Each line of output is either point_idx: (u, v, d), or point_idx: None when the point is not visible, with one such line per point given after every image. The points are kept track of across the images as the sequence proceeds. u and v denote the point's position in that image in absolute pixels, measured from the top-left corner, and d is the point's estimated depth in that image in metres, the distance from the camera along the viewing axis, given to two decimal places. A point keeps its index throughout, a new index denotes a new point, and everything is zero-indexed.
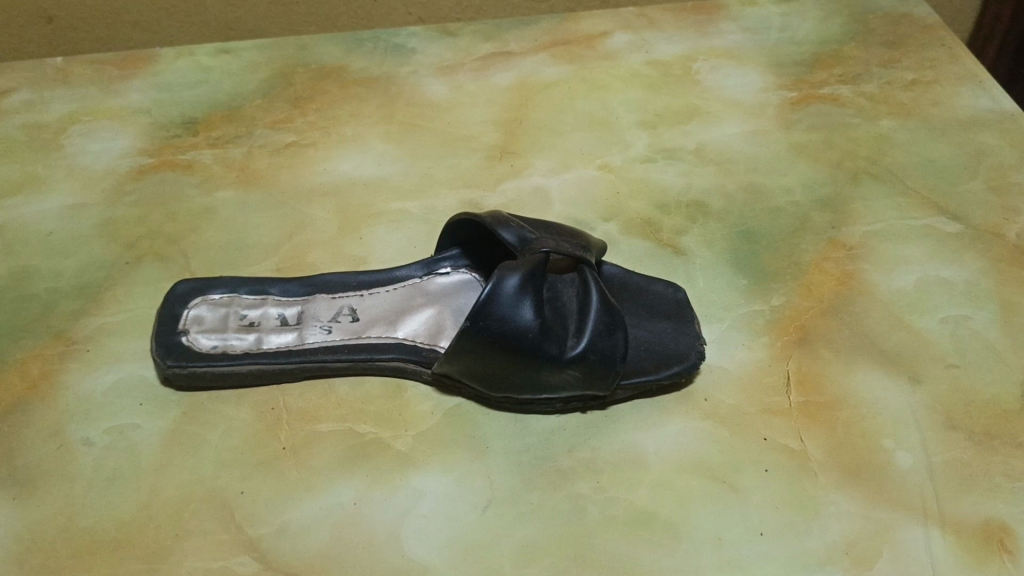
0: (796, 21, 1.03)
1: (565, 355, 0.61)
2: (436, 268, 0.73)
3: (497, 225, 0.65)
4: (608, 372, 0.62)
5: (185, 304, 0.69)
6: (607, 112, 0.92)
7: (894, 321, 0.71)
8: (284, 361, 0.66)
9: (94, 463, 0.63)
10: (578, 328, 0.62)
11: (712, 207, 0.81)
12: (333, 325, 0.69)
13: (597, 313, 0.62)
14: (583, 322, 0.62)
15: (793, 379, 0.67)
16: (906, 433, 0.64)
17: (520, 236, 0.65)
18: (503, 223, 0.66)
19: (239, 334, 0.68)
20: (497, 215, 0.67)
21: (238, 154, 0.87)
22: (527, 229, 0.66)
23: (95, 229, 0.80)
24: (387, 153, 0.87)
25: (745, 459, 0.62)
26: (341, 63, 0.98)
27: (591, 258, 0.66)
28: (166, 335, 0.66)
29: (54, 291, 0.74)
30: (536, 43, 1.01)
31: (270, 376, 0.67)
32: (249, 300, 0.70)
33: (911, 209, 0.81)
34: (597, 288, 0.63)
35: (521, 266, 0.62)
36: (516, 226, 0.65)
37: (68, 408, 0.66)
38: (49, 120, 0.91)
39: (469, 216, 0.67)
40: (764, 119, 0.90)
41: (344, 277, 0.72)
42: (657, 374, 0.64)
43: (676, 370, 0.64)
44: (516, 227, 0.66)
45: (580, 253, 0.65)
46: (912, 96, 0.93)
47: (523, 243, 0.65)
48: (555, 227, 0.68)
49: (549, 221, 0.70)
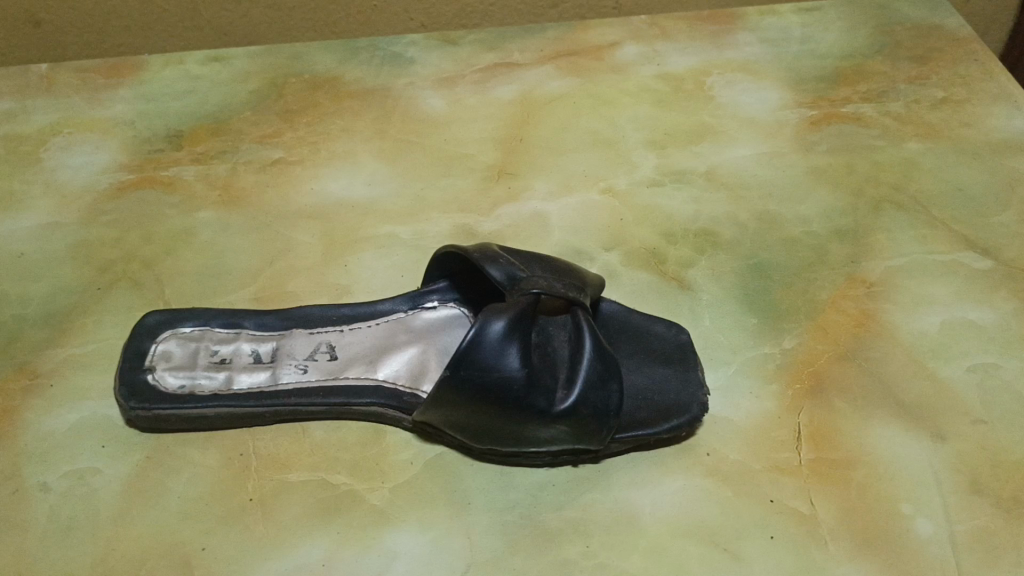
0: (818, 33, 0.98)
1: (553, 409, 0.56)
2: (422, 302, 0.68)
3: (485, 261, 0.60)
4: (601, 427, 0.57)
5: (153, 338, 0.64)
6: (613, 130, 0.87)
7: (916, 368, 0.66)
8: (254, 404, 0.61)
9: (50, 511, 0.59)
10: (569, 378, 0.57)
11: (723, 237, 0.76)
12: (309, 364, 0.64)
13: (590, 362, 0.57)
14: (574, 371, 0.57)
15: (805, 434, 0.62)
16: (927, 497, 0.58)
17: (509, 274, 0.60)
18: (491, 259, 0.61)
19: (209, 372, 0.63)
20: (485, 250, 0.62)
21: (223, 171, 0.83)
22: (517, 266, 0.61)
23: (69, 250, 0.76)
24: (379, 173, 0.82)
25: (749, 524, 0.57)
26: (336, 73, 0.94)
27: (586, 299, 0.60)
28: (130, 373, 0.62)
29: (21, 318, 0.70)
30: (541, 54, 0.95)
31: (239, 420, 0.62)
32: (221, 334, 0.65)
33: (936, 242, 0.75)
34: (592, 333, 0.58)
35: (508, 309, 0.57)
36: (505, 262, 0.60)
37: (26, 448, 0.62)
38: (30, 131, 0.87)
39: (456, 250, 0.62)
40: (781, 139, 0.85)
41: (324, 311, 0.67)
42: (655, 428, 0.59)
43: (676, 424, 0.59)
44: (505, 263, 0.61)
45: (574, 294, 0.60)
46: (941, 117, 0.87)
47: (512, 281, 0.60)
48: (549, 262, 0.62)
49: (543, 255, 0.65)
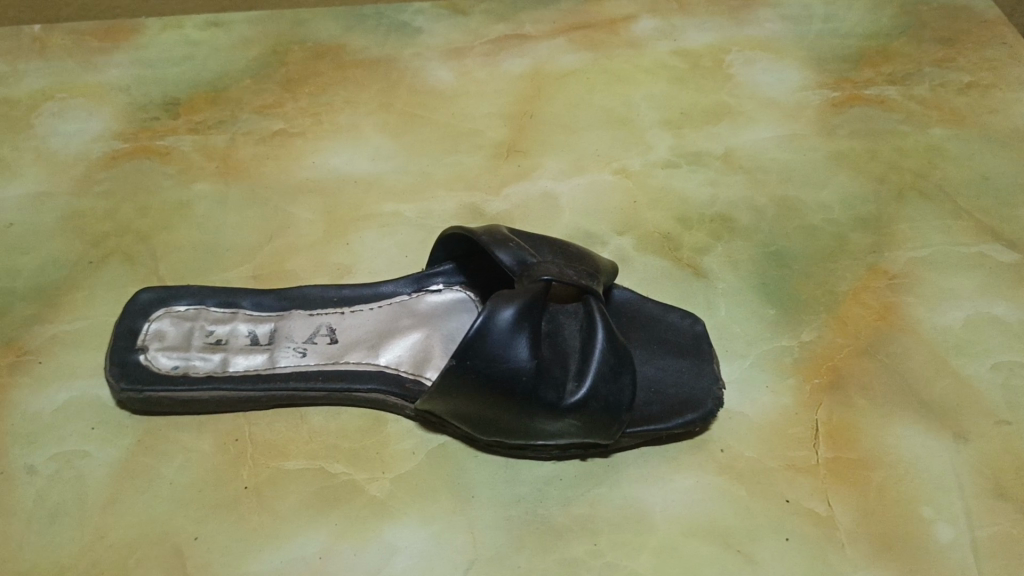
0: (841, 11, 0.94)
1: (563, 403, 0.53)
2: (427, 285, 0.65)
3: (494, 245, 0.57)
4: (612, 421, 0.54)
5: (146, 316, 0.61)
6: (627, 108, 0.83)
7: (939, 365, 0.63)
8: (250, 388, 0.59)
9: (36, 495, 0.57)
10: (580, 370, 0.54)
11: (740, 222, 0.73)
12: (308, 346, 0.61)
13: (602, 353, 0.55)
14: (586, 362, 0.54)
15: (822, 431, 0.60)
16: (948, 501, 0.56)
17: (518, 259, 0.57)
18: (500, 242, 0.58)
19: (204, 353, 0.60)
20: (494, 232, 0.59)
21: (221, 141, 0.79)
22: (528, 251, 0.58)
23: (59, 221, 0.73)
24: (384, 147, 0.79)
25: (763, 525, 0.55)
26: (340, 42, 0.90)
27: (599, 287, 0.58)
28: (121, 353, 0.59)
29: (10, 292, 0.68)
30: (553, 26, 0.92)
31: (233, 404, 0.59)
32: (217, 313, 0.63)
33: (961, 233, 0.72)
34: (604, 323, 0.55)
35: (518, 296, 0.54)
36: (514, 247, 0.57)
37: (13, 429, 0.60)
38: (21, 95, 0.84)
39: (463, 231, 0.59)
40: (801, 121, 0.82)
41: (324, 291, 0.64)
42: (667, 423, 0.57)
43: (689, 419, 0.57)
44: (515, 248, 0.58)
45: (587, 281, 0.57)
46: (968, 102, 0.84)
47: (522, 266, 0.57)
48: (561, 248, 0.59)
49: (554, 238, 0.62)
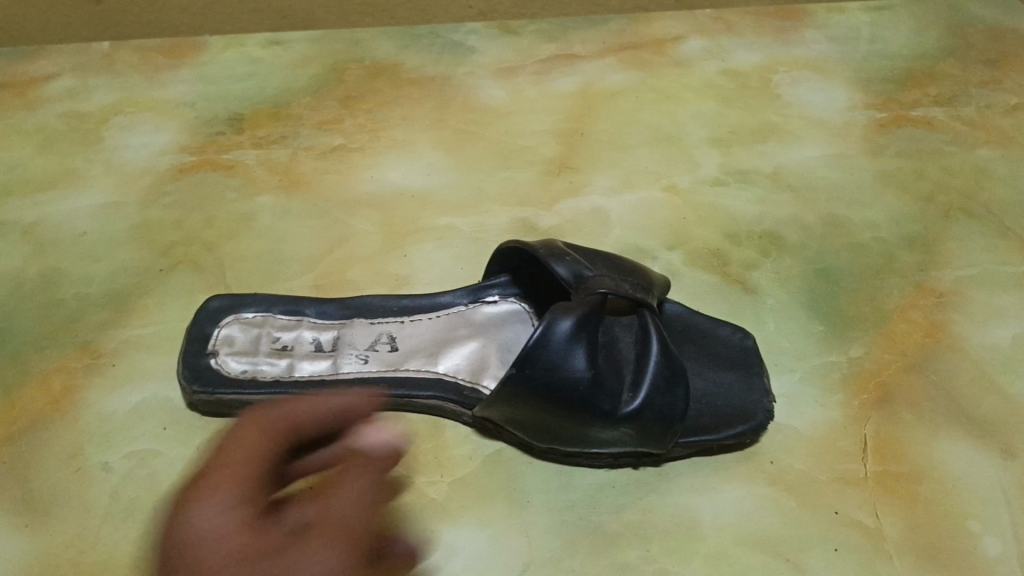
0: (886, 33, 0.96)
1: (618, 412, 0.55)
2: (483, 296, 0.68)
3: (551, 258, 0.60)
4: (666, 431, 0.56)
5: (216, 322, 0.64)
6: (675, 126, 0.85)
7: (986, 383, 0.64)
8: (314, 393, 0.61)
9: (111, 491, 0.59)
10: (635, 381, 0.56)
11: (787, 239, 0.75)
12: (370, 353, 0.64)
13: (656, 364, 0.56)
14: (640, 373, 0.56)
15: (870, 445, 0.61)
16: (995, 515, 0.57)
17: (574, 272, 0.59)
18: (557, 256, 0.60)
19: (271, 359, 0.63)
20: (551, 246, 0.61)
21: (283, 156, 0.82)
22: (583, 264, 0.60)
23: (130, 231, 0.76)
24: (439, 162, 0.82)
25: (812, 535, 0.56)
26: (396, 61, 0.93)
27: (653, 301, 0.59)
28: (193, 357, 0.62)
29: (83, 298, 0.71)
30: (603, 46, 0.94)
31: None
32: (283, 321, 0.66)
33: (1008, 253, 0.73)
34: (659, 336, 0.57)
35: (574, 308, 0.56)
36: (571, 260, 0.60)
37: (89, 427, 0.63)
38: (91, 109, 0.88)
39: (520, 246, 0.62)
40: (848, 141, 0.83)
41: (385, 301, 0.67)
42: (719, 434, 0.58)
43: (740, 431, 0.58)
44: (571, 262, 0.60)
45: (641, 295, 0.59)
46: (1014, 124, 0.85)
47: (578, 279, 0.59)
48: (614, 262, 0.62)
49: (608, 254, 0.64)
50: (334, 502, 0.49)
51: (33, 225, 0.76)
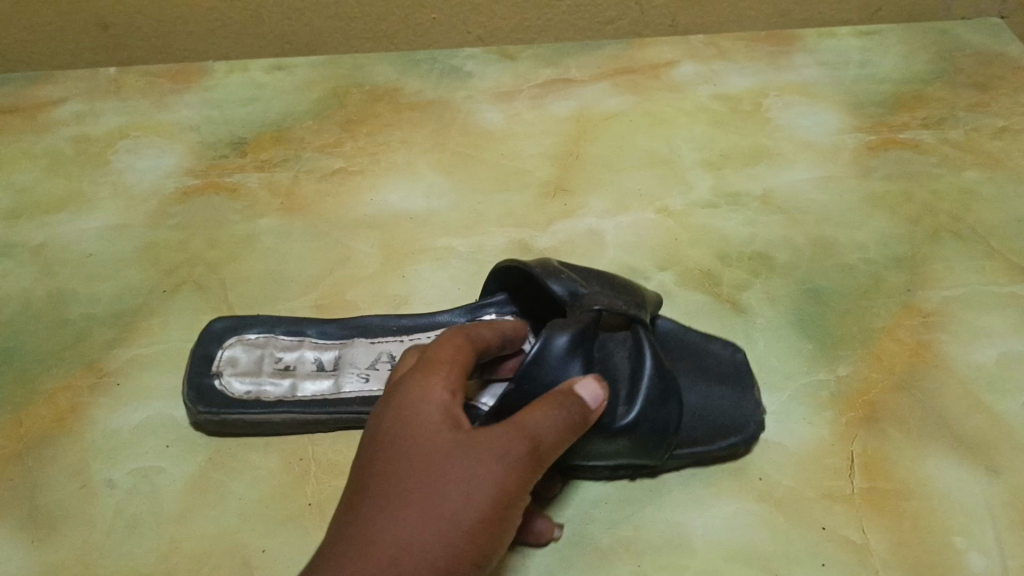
0: (876, 58, 0.98)
1: (615, 425, 0.56)
2: (480, 314, 0.68)
3: (547, 276, 0.60)
4: (659, 444, 0.57)
5: (220, 343, 0.66)
6: (669, 149, 0.87)
7: (971, 401, 0.66)
8: (317, 411, 0.62)
9: (116, 507, 0.61)
10: (629, 396, 0.57)
11: (778, 260, 0.76)
12: (370, 372, 0.66)
13: (650, 379, 0.57)
14: (635, 389, 0.57)
15: (857, 462, 0.62)
16: (980, 531, 0.58)
17: (570, 290, 0.60)
18: (552, 274, 0.60)
19: (274, 379, 0.65)
20: (546, 265, 0.62)
21: (285, 179, 0.84)
22: (578, 282, 0.61)
23: (135, 252, 0.78)
24: (437, 185, 0.84)
25: (800, 551, 0.57)
26: (397, 85, 0.95)
27: (645, 317, 0.61)
28: (197, 377, 0.64)
29: (89, 317, 0.72)
30: (598, 71, 0.96)
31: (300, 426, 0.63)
32: (285, 341, 0.67)
33: (994, 274, 0.75)
34: (651, 352, 0.58)
35: (570, 325, 0.57)
36: (566, 278, 0.60)
37: (93, 444, 0.64)
38: (98, 133, 0.90)
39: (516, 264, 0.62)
40: (838, 164, 0.85)
41: (384, 320, 0.68)
42: (711, 446, 0.60)
43: (732, 442, 0.60)
44: (566, 279, 0.61)
45: (634, 312, 0.60)
46: (1001, 146, 0.87)
47: (574, 297, 0.60)
48: (608, 279, 0.63)
49: (601, 271, 0.65)
50: (528, 422, 0.46)
51: (40, 246, 0.78)
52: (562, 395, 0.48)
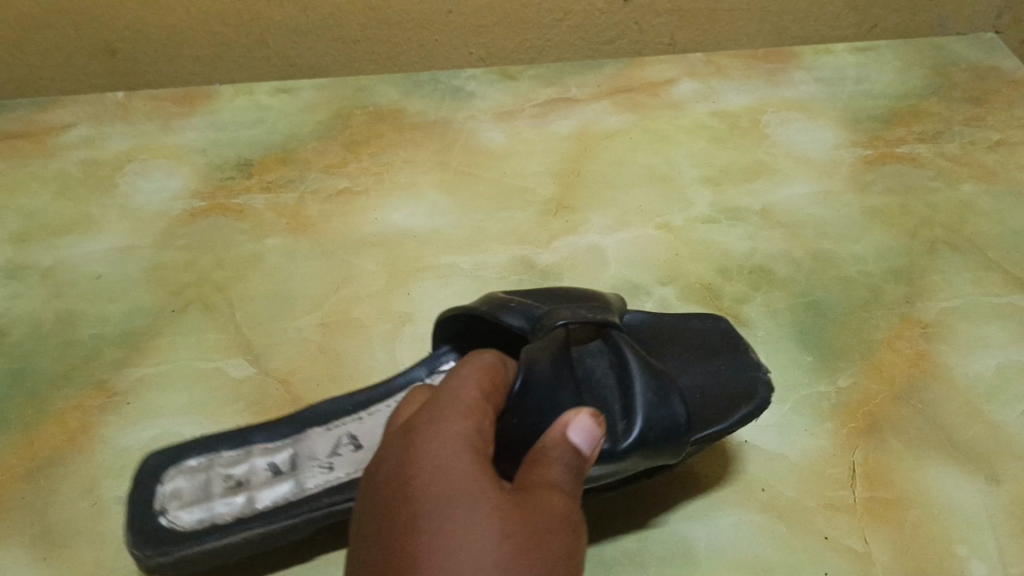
0: (872, 74, 0.99)
1: (620, 443, 0.53)
2: (439, 367, 0.65)
3: (497, 312, 0.60)
4: (674, 443, 0.54)
5: (156, 480, 0.59)
6: (669, 166, 0.88)
7: (970, 411, 0.66)
8: (284, 519, 0.56)
9: (126, 524, 0.61)
10: (625, 408, 0.54)
11: (777, 274, 0.77)
12: (333, 460, 0.60)
13: (642, 383, 0.55)
14: (629, 397, 0.55)
15: (859, 473, 0.63)
16: (981, 539, 0.59)
17: (527, 317, 0.59)
18: (502, 308, 0.60)
19: (226, 499, 0.58)
20: (493, 300, 0.61)
21: (291, 200, 0.86)
22: (531, 305, 0.60)
23: (143, 273, 0.79)
24: (440, 204, 0.85)
25: (803, 561, 0.58)
26: (399, 106, 0.97)
27: (612, 317, 0.60)
28: (138, 522, 0.56)
29: (99, 337, 0.73)
30: (598, 90, 0.98)
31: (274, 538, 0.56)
32: (229, 457, 0.61)
33: (991, 285, 0.76)
34: (632, 350, 0.57)
35: (545, 349, 0.56)
36: (517, 306, 0.60)
37: (104, 462, 0.65)
38: (106, 157, 0.91)
39: (463, 310, 0.62)
40: (836, 178, 0.86)
41: (335, 402, 0.64)
42: (726, 421, 0.58)
43: (746, 411, 0.58)
44: (517, 307, 0.60)
45: (601, 317, 0.59)
46: (997, 159, 0.88)
47: (533, 321, 0.59)
48: (563, 293, 0.63)
49: (555, 288, 0.64)
50: (551, 475, 0.43)
51: (50, 269, 0.80)
52: (572, 454, 0.45)
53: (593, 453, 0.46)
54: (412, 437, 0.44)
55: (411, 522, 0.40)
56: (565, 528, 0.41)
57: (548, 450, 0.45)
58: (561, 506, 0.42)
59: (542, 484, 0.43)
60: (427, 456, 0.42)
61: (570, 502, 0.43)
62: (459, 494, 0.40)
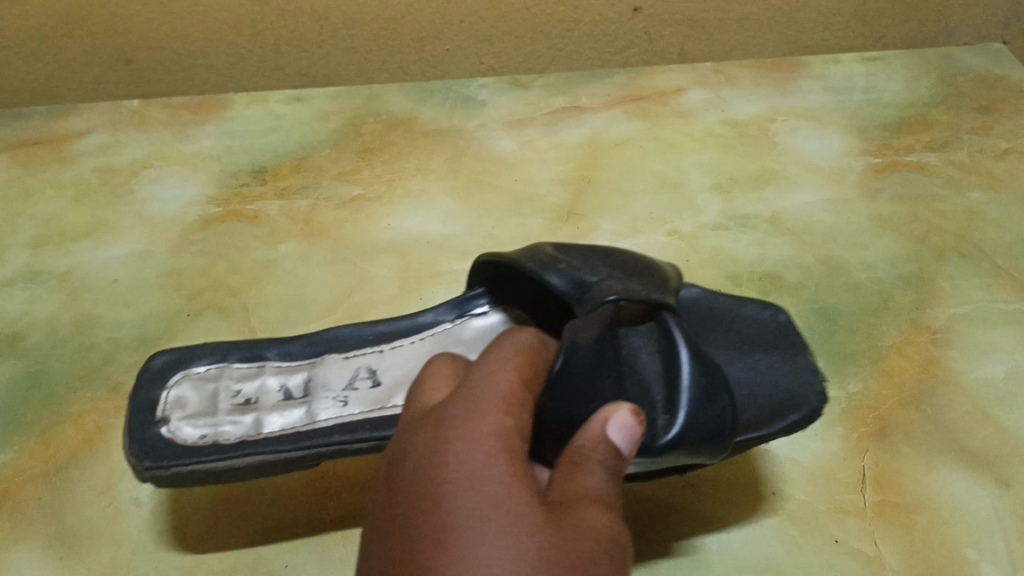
0: (881, 83, 1.00)
1: (658, 440, 0.50)
2: (469, 309, 0.67)
3: (544, 270, 0.58)
4: (716, 448, 0.51)
5: (163, 383, 0.61)
6: (679, 173, 0.89)
7: (980, 416, 0.67)
8: (291, 450, 0.58)
9: (142, 525, 0.62)
10: (670, 402, 0.51)
11: (787, 280, 0.78)
12: (348, 394, 0.63)
13: (691, 379, 0.52)
14: (674, 392, 0.51)
15: (869, 476, 0.63)
16: (991, 543, 0.59)
17: (574, 281, 0.57)
18: (550, 267, 0.58)
19: (233, 418, 0.61)
20: (542, 259, 0.59)
21: (304, 207, 0.86)
22: (581, 270, 0.57)
23: (159, 278, 0.80)
24: (452, 210, 0.86)
25: (814, 563, 0.58)
26: (412, 114, 0.98)
27: (670, 298, 0.56)
28: (141, 427, 0.58)
29: (115, 341, 0.74)
30: (608, 98, 0.99)
31: (272, 469, 0.58)
32: (241, 370, 0.63)
33: (1000, 291, 0.76)
34: (684, 339, 0.53)
35: (591, 327, 0.53)
36: (566, 269, 0.58)
37: (120, 464, 0.66)
38: (122, 164, 0.92)
39: (510, 261, 0.61)
40: (845, 186, 0.87)
41: (357, 332, 0.65)
42: (772, 427, 0.56)
43: (793, 420, 0.57)
44: (566, 269, 0.58)
45: (658, 296, 0.55)
46: (1005, 167, 0.88)
47: (579, 286, 0.57)
48: (621, 261, 0.59)
49: (612, 251, 0.60)
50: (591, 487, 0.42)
51: (66, 274, 0.81)
52: (611, 454, 0.45)
53: (630, 453, 0.46)
54: (450, 434, 0.42)
55: (445, 528, 0.38)
56: (609, 546, 0.40)
57: (590, 452, 0.44)
58: (604, 519, 0.41)
59: (585, 495, 0.42)
60: (466, 458, 0.40)
61: (612, 516, 0.42)
62: (498, 508, 0.38)
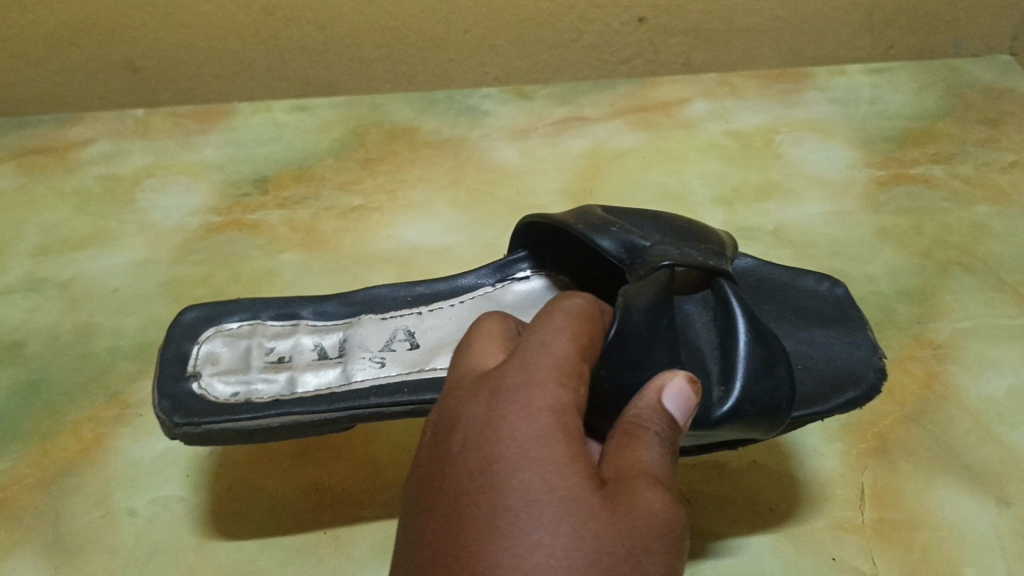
0: (887, 94, 0.99)
1: (715, 411, 0.49)
2: (511, 273, 0.67)
3: (594, 233, 0.57)
4: (773, 421, 0.50)
5: (195, 339, 0.61)
6: (681, 184, 0.89)
7: (981, 432, 0.66)
8: (325, 411, 0.56)
9: (137, 535, 0.62)
10: (726, 373, 0.51)
11: None
12: (385, 356, 0.62)
13: (748, 351, 0.51)
14: (731, 363, 0.51)
15: (868, 493, 0.62)
16: (990, 562, 0.58)
17: (624, 244, 0.56)
18: (600, 230, 0.57)
19: (266, 376, 0.60)
20: (590, 222, 0.58)
21: (305, 216, 0.86)
22: (631, 235, 0.56)
23: (159, 287, 0.80)
24: (453, 220, 0.86)
25: None
26: (415, 124, 0.98)
27: (725, 266, 0.56)
28: (172, 384, 0.57)
29: (114, 350, 0.75)
30: (612, 109, 0.99)
31: (305, 429, 0.57)
32: (275, 328, 0.63)
33: (1004, 306, 0.75)
34: (741, 307, 0.53)
35: (647, 289, 0.51)
36: (616, 232, 0.56)
37: (117, 473, 0.66)
38: (125, 172, 0.93)
39: (559, 223, 0.59)
40: (849, 198, 0.86)
41: (394, 295, 0.65)
42: (829, 403, 0.55)
43: (853, 396, 0.55)
44: (617, 233, 0.57)
45: (714, 263, 0.55)
46: (1011, 180, 0.88)
47: (630, 249, 0.55)
48: (674, 228, 0.59)
49: (662, 217, 0.60)
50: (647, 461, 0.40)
51: (68, 282, 0.81)
52: (667, 423, 0.43)
53: (687, 421, 0.44)
54: (499, 409, 0.40)
55: (491, 519, 0.37)
56: (665, 527, 0.38)
57: (647, 423, 0.43)
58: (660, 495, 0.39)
59: (640, 471, 0.40)
60: (513, 438, 0.39)
61: (669, 492, 0.40)
62: (545, 497, 0.37)
